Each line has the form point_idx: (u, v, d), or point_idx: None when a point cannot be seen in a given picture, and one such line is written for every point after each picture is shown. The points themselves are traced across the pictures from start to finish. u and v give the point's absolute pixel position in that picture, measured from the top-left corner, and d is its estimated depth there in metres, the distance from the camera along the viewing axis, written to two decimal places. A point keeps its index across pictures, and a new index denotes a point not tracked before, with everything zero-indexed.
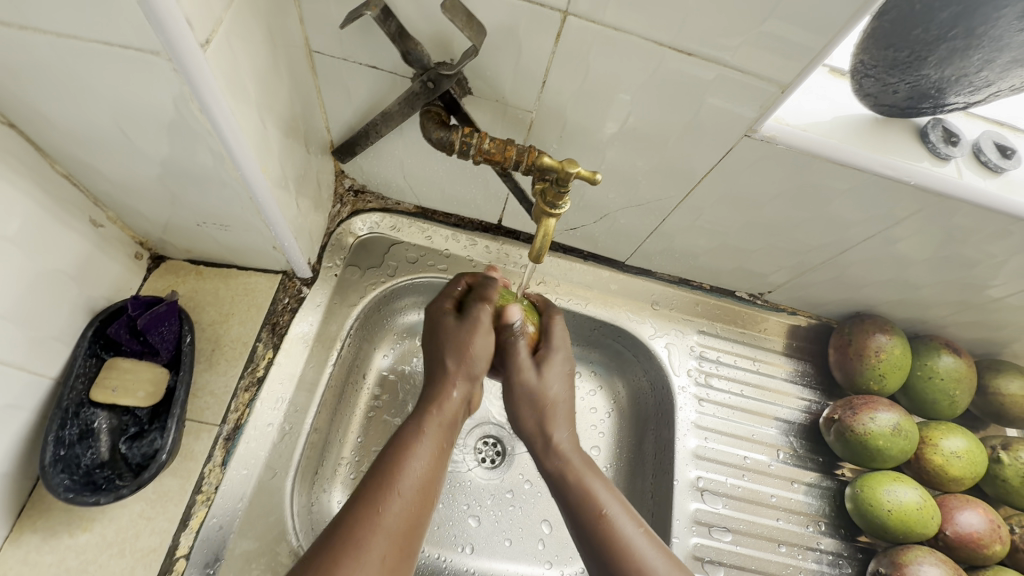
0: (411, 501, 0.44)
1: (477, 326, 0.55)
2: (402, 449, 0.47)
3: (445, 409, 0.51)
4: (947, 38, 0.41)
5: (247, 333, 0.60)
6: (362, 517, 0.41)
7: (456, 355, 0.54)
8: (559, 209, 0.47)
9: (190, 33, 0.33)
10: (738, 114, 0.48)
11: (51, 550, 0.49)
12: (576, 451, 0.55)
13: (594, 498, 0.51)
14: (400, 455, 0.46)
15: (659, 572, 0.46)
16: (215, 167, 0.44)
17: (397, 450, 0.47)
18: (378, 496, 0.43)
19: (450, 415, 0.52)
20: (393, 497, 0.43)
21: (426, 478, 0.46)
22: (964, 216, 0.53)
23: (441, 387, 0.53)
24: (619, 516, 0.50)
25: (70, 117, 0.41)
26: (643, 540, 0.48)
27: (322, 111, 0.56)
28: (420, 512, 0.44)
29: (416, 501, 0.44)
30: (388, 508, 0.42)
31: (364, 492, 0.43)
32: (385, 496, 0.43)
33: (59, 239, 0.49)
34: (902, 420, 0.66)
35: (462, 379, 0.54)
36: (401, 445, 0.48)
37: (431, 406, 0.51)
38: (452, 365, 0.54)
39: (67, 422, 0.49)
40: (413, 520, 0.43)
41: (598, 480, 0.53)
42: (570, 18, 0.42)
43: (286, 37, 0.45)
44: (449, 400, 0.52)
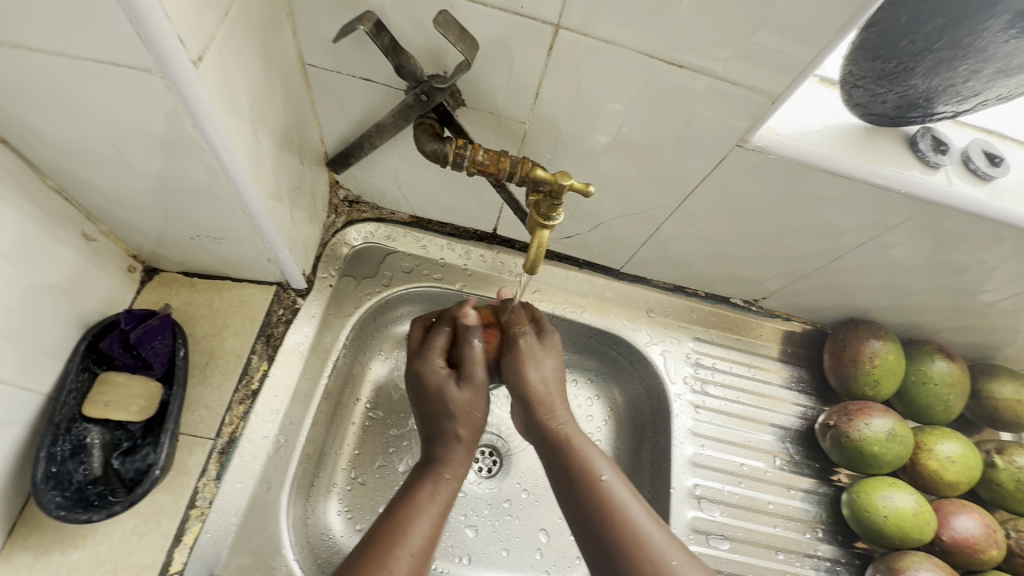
0: (416, 556, 0.44)
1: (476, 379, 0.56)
2: (407, 506, 0.48)
3: (446, 462, 0.52)
4: (934, 49, 0.42)
5: (242, 345, 0.60)
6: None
7: (451, 403, 0.55)
8: (553, 220, 0.47)
9: (181, 49, 0.33)
10: (730, 124, 0.48)
11: (44, 567, 0.49)
12: (577, 432, 0.54)
13: (590, 475, 0.49)
14: (407, 513, 0.47)
15: (654, 537, 0.45)
16: (208, 181, 0.44)
17: (401, 509, 0.47)
18: (378, 553, 0.43)
19: (456, 468, 0.52)
20: (394, 554, 0.43)
21: (429, 534, 0.46)
22: (954, 222, 0.54)
23: (442, 442, 0.54)
24: (614, 483, 0.48)
25: (62, 133, 0.41)
26: (637, 508, 0.47)
27: (315, 123, 0.56)
28: (425, 566, 0.44)
29: (420, 556, 0.44)
30: (392, 568, 0.42)
31: (364, 550, 0.44)
32: (386, 554, 0.43)
33: (51, 253, 0.48)
34: (897, 426, 0.67)
35: (463, 427, 0.54)
36: (403, 503, 0.48)
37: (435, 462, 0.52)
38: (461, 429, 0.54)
39: (59, 438, 0.49)
40: (420, 574, 0.44)
41: (597, 454, 0.51)
42: (561, 31, 0.42)
43: (279, 51, 0.45)
44: (453, 451, 0.53)
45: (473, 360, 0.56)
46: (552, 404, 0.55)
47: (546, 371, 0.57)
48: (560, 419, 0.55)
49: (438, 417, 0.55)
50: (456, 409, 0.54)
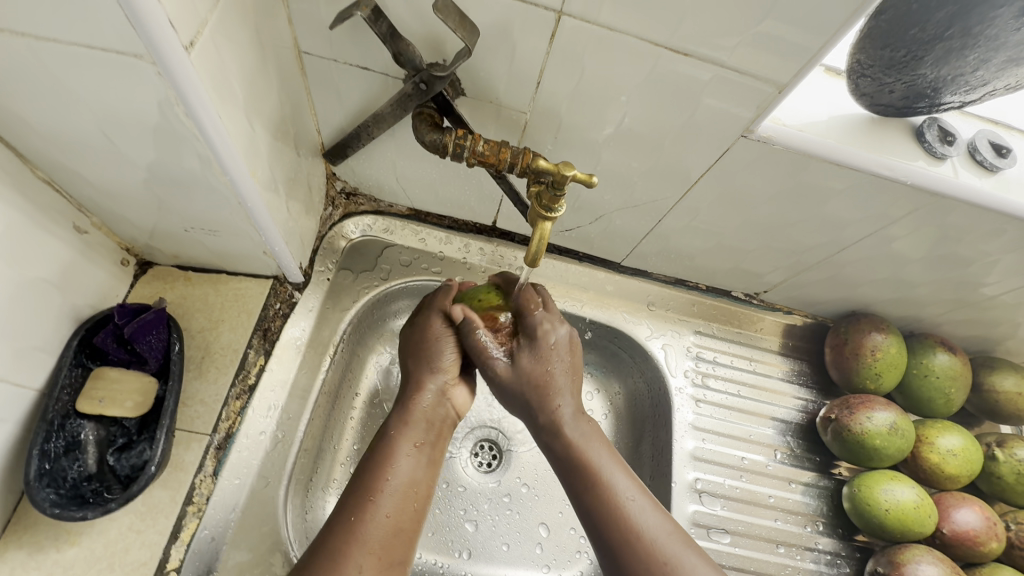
0: (392, 509, 0.45)
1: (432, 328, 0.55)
2: (381, 453, 0.48)
3: (416, 411, 0.52)
4: (943, 38, 0.41)
5: (237, 341, 0.59)
6: (341, 531, 0.43)
7: (425, 356, 0.55)
8: (555, 212, 0.46)
9: (173, 35, 0.32)
10: (735, 114, 0.47)
11: (38, 565, 0.48)
12: (574, 418, 0.52)
13: (593, 468, 0.50)
14: (380, 462, 0.48)
15: (655, 535, 0.46)
16: (202, 172, 0.43)
17: (376, 455, 0.48)
18: (356, 506, 0.44)
19: (427, 413, 0.52)
20: (371, 506, 0.44)
21: (405, 480, 0.47)
22: (960, 215, 0.53)
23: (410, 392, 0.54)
24: (618, 475, 0.49)
25: (50, 122, 0.40)
26: (637, 501, 0.48)
27: (312, 113, 0.55)
28: (401, 516, 0.45)
29: (397, 507, 0.45)
30: (366, 519, 0.44)
31: (344, 503, 0.45)
32: (363, 506, 0.44)
33: (41, 246, 0.47)
34: (898, 419, 0.66)
35: (431, 375, 0.54)
36: (378, 449, 0.49)
37: (406, 407, 0.52)
38: (426, 373, 0.54)
39: (53, 435, 0.48)
40: (395, 524, 0.45)
41: (598, 443, 0.52)
42: (564, 18, 0.42)
43: (274, 39, 0.44)
44: (427, 397, 0.53)
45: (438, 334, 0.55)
46: (553, 384, 0.52)
47: (558, 340, 0.54)
48: (556, 405, 0.52)
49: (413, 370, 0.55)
50: (426, 363, 0.55)
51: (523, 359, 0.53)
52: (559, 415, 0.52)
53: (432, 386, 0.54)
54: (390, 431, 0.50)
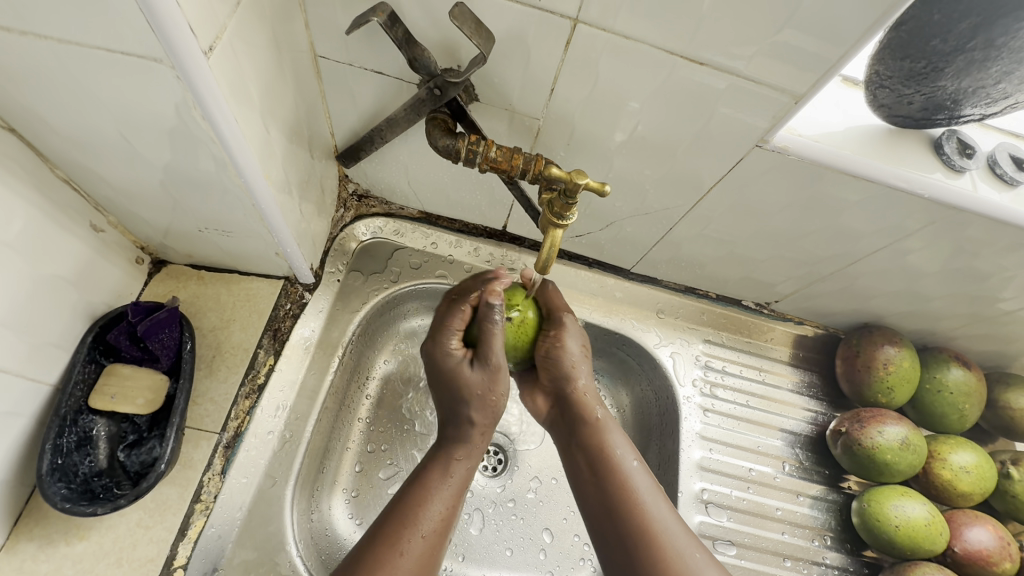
0: (431, 541, 0.47)
1: (491, 357, 0.52)
2: (423, 490, 0.49)
3: (463, 443, 0.52)
4: (965, 49, 0.41)
5: (248, 340, 0.60)
6: (375, 564, 0.44)
7: (454, 386, 0.52)
8: (566, 219, 0.46)
9: (193, 40, 0.32)
10: (750, 124, 0.47)
11: (48, 559, 0.48)
12: (606, 419, 0.56)
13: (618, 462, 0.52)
14: (419, 498, 0.49)
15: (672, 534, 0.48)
16: (217, 174, 0.43)
17: (415, 488, 0.50)
18: (395, 540, 0.46)
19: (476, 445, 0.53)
20: (409, 541, 0.46)
21: (442, 517, 0.48)
22: (976, 228, 0.53)
23: (458, 427, 0.53)
24: (641, 473, 0.52)
25: (70, 124, 0.40)
26: (659, 506, 0.50)
27: (326, 116, 0.55)
28: (436, 545, 0.47)
29: (434, 538, 0.47)
30: (402, 553, 0.45)
31: (380, 530, 0.47)
32: (399, 540, 0.46)
33: (59, 244, 0.48)
34: (910, 434, 0.65)
35: (472, 408, 0.52)
36: (418, 484, 0.50)
37: (455, 440, 0.52)
38: (474, 413, 0.52)
39: (66, 430, 0.49)
40: (430, 553, 0.47)
41: (621, 438, 0.55)
42: (580, 26, 0.41)
43: (291, 42, 0.45)
44: (470, 434, 0.52)
45: (487, 360, 0.52)
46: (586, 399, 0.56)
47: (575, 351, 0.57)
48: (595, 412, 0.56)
49: (457, 411, 0.53)
50: (474, 402, 0.52)
51: (550, 351, 0.56)
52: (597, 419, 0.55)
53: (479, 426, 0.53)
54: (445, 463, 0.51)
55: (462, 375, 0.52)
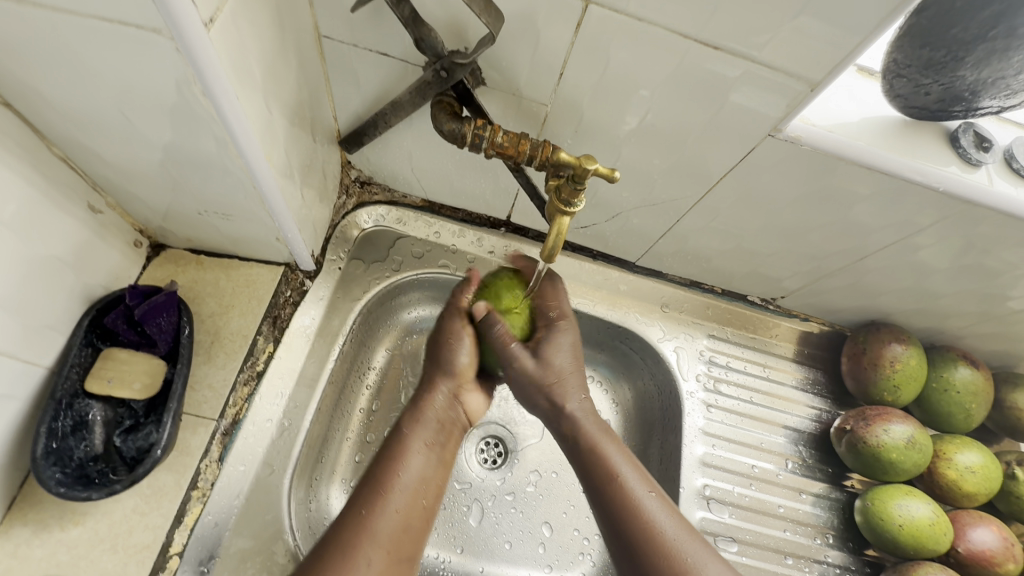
0: (404, 514, 0.48)
1: (456, 334, 0.56)
2: (395, 450, 0.51)
3: (429, 412, 0.55)
4: (986, 38, 0.39)
5: (247, 326, 0.58)
6: (353, 522, 0.45)
7: (439, 356, 0.57)
8: (574, 207, 0.45)
9: (193, 11, 0.31)
10: (762, 113, 0.46)
11: (42, 543, 0.48)
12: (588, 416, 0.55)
13: (609, 461, 0.52)
14: (393, 457, 0.50)
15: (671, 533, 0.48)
16: (218, 154, 0.42)
17: (386, 456, 0.51)
18: (370, 500, 0.47)
19: (439, 414, 0.55)
20: (382, 505, 0.47)
21: (416, 484, 0.50)
22: (989, 224, 0.52)
23: (426, 388, 0.57)
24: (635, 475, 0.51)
25: (69, 100, 0.39)
26: (653, 501, 0.50)
27: (329, 99, 0.54)
28: (412, 515, 0.48)
29: (408, 506, 0.48)
30: (376, 513, 0.46)
31: (355, 500, 0.47)
32: (375, 502, 0.47)
33: (55, 224, 0.47)
34: (916, 433, 0.65)
35: (445, 376, 0.57)
36: (388, 451, 0.51)
37: (418, 407, 0.55)
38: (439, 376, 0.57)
39: (61, 413, 0.48)
40: (404, 523, 0.47)
41: (612, 443, 0.54)
42: (591, 7, 0.40)
43: (294, 20, 0.44)
44: (439, 400, 0.56)
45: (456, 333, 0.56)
46: (567, 382, 0.56)
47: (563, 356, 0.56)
48: (568, 402, 0.55)
49: (431, 369, 0.58)
50: (445, 364, 0.57)
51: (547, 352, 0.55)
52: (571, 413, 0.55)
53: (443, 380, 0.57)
54: (402, 430, 0.53)
55: (446, 355, 0.57)
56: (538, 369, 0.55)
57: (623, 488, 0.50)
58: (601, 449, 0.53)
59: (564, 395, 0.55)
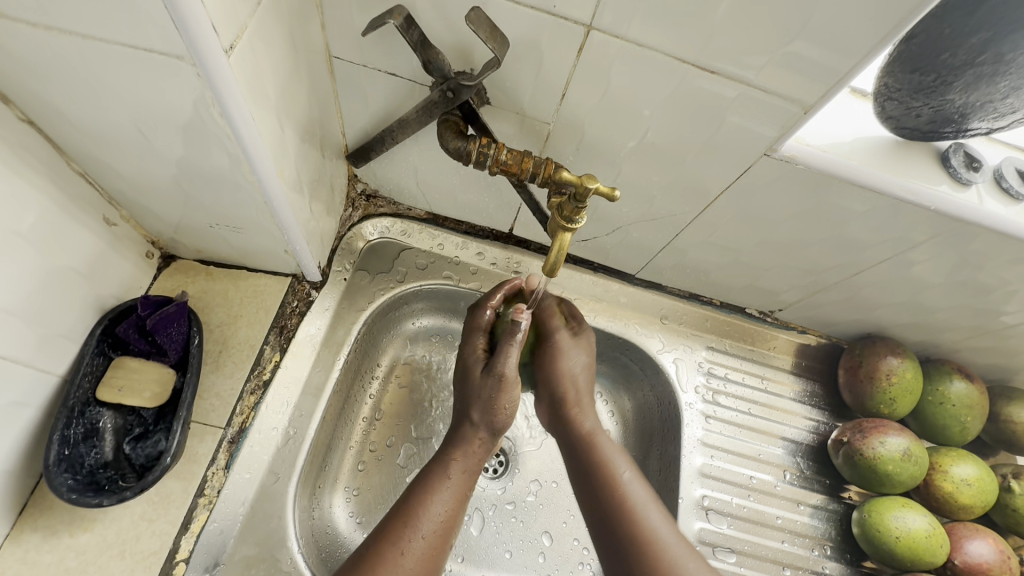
0: (430, 543, 0.49)
1: (502, 383, 0.55)
2: (427, 485, 0.52)
3: (472, 450, 0.55)
4: (974, 64, 0.41)
5: (254, 336, 0.60)
6: (382, 557, 0.47)
7: (492, 410, 0.55)
8: (576, 223, 0.47)
9: (215, 39, 0.33)
10: (758, 133, 0.47)
11: (51, 549, 0.49)
12: (598, 431, 0.58)
13: (613, 468, 0.54)
14: (424, 491, 0.52)
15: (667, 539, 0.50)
16: (231, 170, 0.44)
17: (419, 491, 0.52)
18: (398, 535, 0.48)
19: (478, 455, 0.56)
20: (412, 536, 0.49)
21: (447, 518, 0.51)
22: (981, 241, 0.53)
23: (467, 432, 0.56)
24: (635, 483, 0.54)
25: (89, 118, 0.41)
26: (654, 511, 0.52)
27: (338, 116, 0.56)
28: (435, 554, 0.49)
29: (436, 538, 0.50)
30: (406, 550, 0.48)
31: (383, 530, 0.49)
32: (400, 534, 0.48)
33: (71, 236, 0.48)
34: (912, 446, 0.66)
35: (485, 429, 0.56)
36: (421, 485, 0.52)
37: (461, 442, 0.56)
38: (476, 415, 0.56)
39: (73, 421, 0.49)
40: (430, 557, 0.49)
41: (619, 454, 0.56)
42: (593, 32, 0.42)
43: (307, 42, 0.45)
44: (479, 444, 0.56)
45: (511, 387, 0.55)
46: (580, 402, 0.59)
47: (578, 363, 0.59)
48: (586, 421, 0.58)
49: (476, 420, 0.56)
50: (494, 421, 0.56)
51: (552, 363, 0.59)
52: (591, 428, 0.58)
53: (481, 430, 0.56)
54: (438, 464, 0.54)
55: (495, 406, 0.55)
56: (547, 373, 0.59)
57: (625, 493, 0.53)
58: (607, 456, 0.56)
59: (582, 413, 0.58)
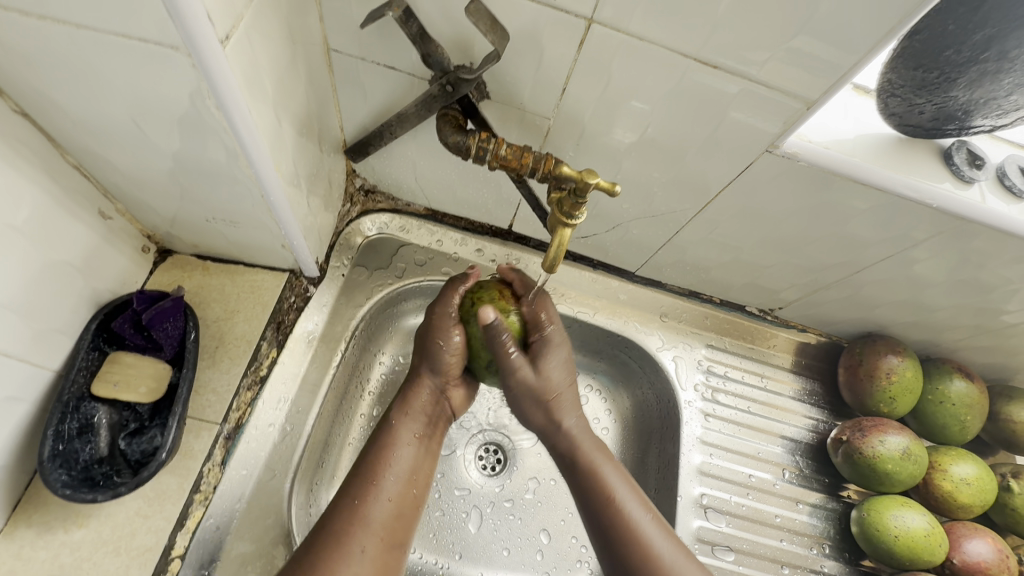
0: (394, 501, 0.50)
1: (454, 347, 0.55)
2: (384, 442, 0.53)
3: (417, 403, 0.56)
4: (978, 60, 0.41)
5: (251, 332, 0.59)
6: (344, 512, 0.47)
7: (428, 352, 0.56)
8: (575, 219, 0.46)
9: (210, 28, 0.32)
10: (760, 129, 0.47)
11: (46, 546, 0.48)
12: (582, 432, 0.57)
13: (605, 484, 0.53)
14: (382, 452, 0.52)
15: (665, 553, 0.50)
16: (228, 164, 0.44)
17: (377, 445, 0.53)
18: (359, 490, 0.49)
19: (425, 407, 0.56)
20: (373, 490, 0.49)
21: (407, 473, 0.52)
22: (983, 240, 0.52)
23: (411, 383, 0.57)
24: (630, 499, 0.52)
25: (84, 110, 0.40)
26: (651, 524, 0.51)
27: (337, 110, 0.55)
28: (400, 511, 0.50)
29: (399, 494, 0.50)
30: (368, 502, 0.48)
31: (348, 487, 0.49)
32: (361, 488, 0.49)
33: (66, 230, 0.48)
34: (911, 444, 0.65)
35: (431, 373, 0.57)
36: (378, 442, 0.53)
37: (405, 397, 0.56)
38: (426, 369, 0.56)
39: (68, 416, 0.49)
40: (395, 511, 0.49)
41: (605, 460, 0.55)
42: (594, 26, 0.41)
43: (305, 34, 0.45)
44: (426, 395, 0.57)
45: (455, 348, 0.55)
46: (562, 400, 0.56)
47: (559, 363, 0.56)
48: (563, 419, 0.56)
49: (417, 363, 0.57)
50: (433, 362, 0.56)
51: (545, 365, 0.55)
52: (565, 428, 0.56)
53: (432, 376, 0.57)
54: (391, 422, 0.55)
55: (434, 349, 0.55)
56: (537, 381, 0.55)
57: (622, 513, 0.51)
58: (599, 471, 0.54)
59: (561, 411, 0.56)
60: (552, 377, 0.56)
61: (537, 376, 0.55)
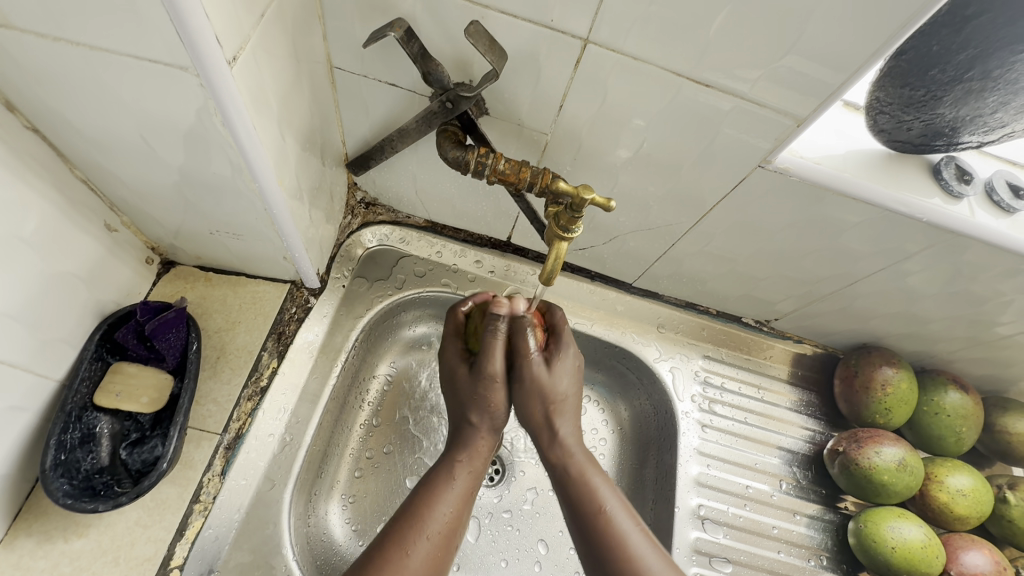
0: (437, 543, 0.48)
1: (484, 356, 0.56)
2: (432, 489, 0.51)
3: (473, 450, 0.55)
4: (962, 80, 0.42)
5: (252, 342, 0.60)
6: (389, 561, 0.46)
7: (475, 396, 0.56)
8: (572, 232, 0.47)
9: (218, 51, 0.33)
10: (753, 144, 0.48)
11: (45, 555, 0.49)
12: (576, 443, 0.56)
13: (596, 492, 0.53)
14: (429, 499, 0.50)
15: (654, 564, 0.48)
16: (232, 178, 0.45)
17: (421, 498, 0.51)
18: (404, 540, 0.47)
19: (479, 454, 0.55)
20: (419, 541, 0.47)
21: (450, 520, 0.50)
22: (973, 253, 0.53)
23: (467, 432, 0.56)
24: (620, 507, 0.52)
25: (93, 127, 0.41)
26: (640, 536, 0.50)
27: (339, 125, 0.56)
28: (443, 551, 0.48)
29: (441, 544, 0.48)
30: (413, 552, 0.46)
31: (390, 534, 0.48)
32: (409, 541, 0.47)
33: (72, 242, 0.49)
34: (907, 455, 0.66)
35: (479, 414, 0.56)
36: (424, 492, 0.51)
37: (462, 449, 0.55)
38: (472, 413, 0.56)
39: (70, 426, 0.49)
40: (439, 556, 0.48)
41: (600, 476, 0.54)
42: (590, 46, 0.43)
43: (309, 52, 0.46)
44: (477, 441, 0.55)
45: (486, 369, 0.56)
46: (563, 406, 0.56)
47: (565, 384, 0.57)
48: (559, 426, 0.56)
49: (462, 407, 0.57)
50: (480, 405, 0.56)
51: (557, 372, 0.56)
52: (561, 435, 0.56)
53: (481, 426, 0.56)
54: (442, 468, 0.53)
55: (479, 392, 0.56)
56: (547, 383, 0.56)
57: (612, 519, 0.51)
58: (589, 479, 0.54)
59: (560, 418, 0.56)
60: (559, 383, 0.57)
61: (549, 374, 0.56)
